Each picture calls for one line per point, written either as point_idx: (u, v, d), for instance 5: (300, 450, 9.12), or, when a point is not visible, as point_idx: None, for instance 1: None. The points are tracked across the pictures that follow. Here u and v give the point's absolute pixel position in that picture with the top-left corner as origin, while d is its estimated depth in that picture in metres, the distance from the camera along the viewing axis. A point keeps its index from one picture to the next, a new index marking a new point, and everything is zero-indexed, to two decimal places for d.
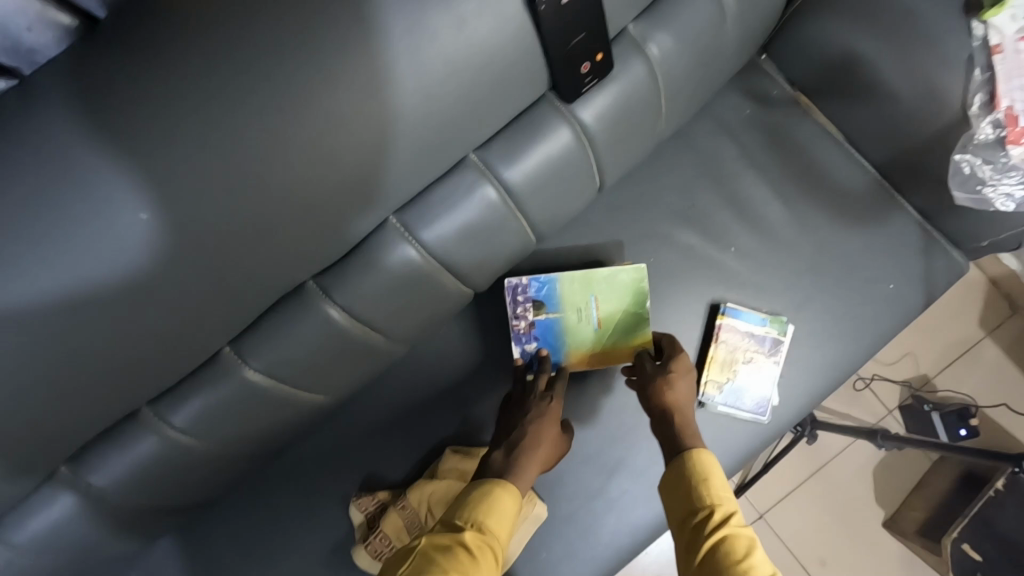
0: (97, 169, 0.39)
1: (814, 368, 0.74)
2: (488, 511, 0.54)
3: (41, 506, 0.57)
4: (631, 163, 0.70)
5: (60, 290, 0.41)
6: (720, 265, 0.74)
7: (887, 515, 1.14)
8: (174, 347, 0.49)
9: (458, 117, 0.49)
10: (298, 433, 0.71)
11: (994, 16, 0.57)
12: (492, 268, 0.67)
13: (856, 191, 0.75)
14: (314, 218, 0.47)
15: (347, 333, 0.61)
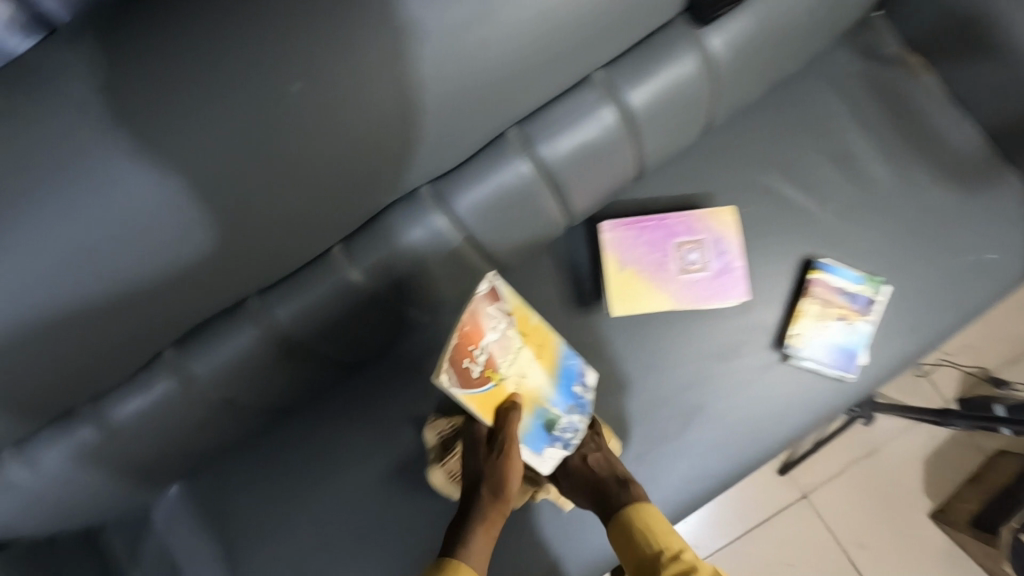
0: (280, 24, 0.41)
1: (905, 333, 0.72)
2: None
3: (150, 383, 0.59)
4: (738, 105, 0.70)
5: (226, 144, 0.42)
6: (817, 221, 0.73)
7: (936, 506, 1.13)
8: (303, 229, 0.50)
9: (605, 19, 0.50)
10: (383, 347, 0.72)
11: None
12: (593, 194, 0.67)
13: (962, 157, 0.74)
14: (462, 104, 0.48)
15: (452, 245, 0.62)
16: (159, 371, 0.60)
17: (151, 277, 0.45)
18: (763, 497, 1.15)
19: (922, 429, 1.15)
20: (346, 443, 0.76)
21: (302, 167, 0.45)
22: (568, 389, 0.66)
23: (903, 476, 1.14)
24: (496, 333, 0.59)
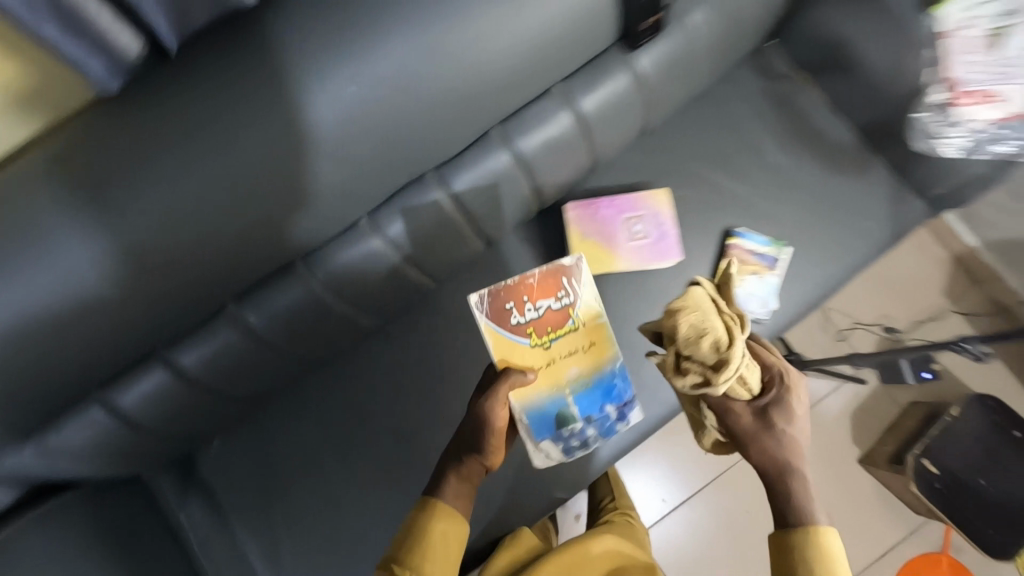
0: (327, 51, 0.60)
1: (803, 283, 0.93)
2: (421, 551, 0.66)
3: (217, 329, 0.77)
4: (668, 111, 0.91)
5: (291, 133, 0.61)
6: (734, 199, 0.94)
7: (863, 453, 1.32)
8: (341, 196, 0.70)
9: (557, 47, 0.71)
10: (396, 307, 0.90)
11: (939, 10, 0.78)
12: (558, 180, 0.87)
13: (842, 148, 0.96)
14: (453, 105, 0.69)
15: (450, 217, 0.82)
16: (217, 323, 0.77)
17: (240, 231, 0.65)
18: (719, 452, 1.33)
19: (848, 387, 1.35)
20: (367, 390, 0.95)
21: (343, 149, 0.65)
22: (603, 404, 0.85)
23: (835, 429, 1.33)
24: (559, 299, 0.81)
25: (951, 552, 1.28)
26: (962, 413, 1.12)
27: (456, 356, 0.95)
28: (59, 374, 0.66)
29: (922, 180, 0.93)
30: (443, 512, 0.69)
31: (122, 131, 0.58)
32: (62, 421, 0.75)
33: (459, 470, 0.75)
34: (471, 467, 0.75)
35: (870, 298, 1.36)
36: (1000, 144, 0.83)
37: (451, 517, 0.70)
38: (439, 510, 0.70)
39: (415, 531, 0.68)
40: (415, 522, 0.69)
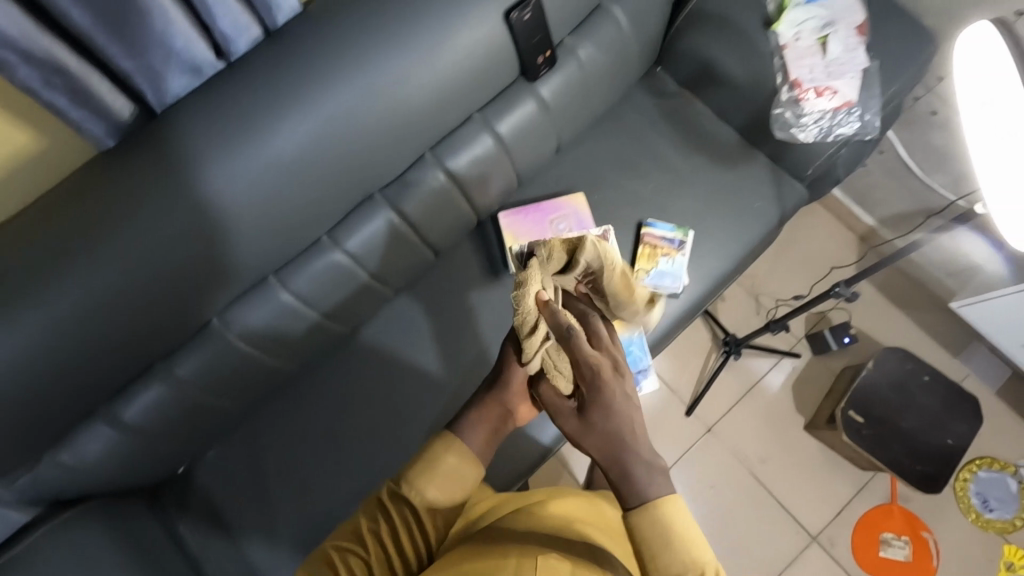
0: (281, 100, 0.78)
1: (706, 260, 1.10)
2: (426, 469, 0.69)
3: (203, 343, 0.90)
4: (576, 130, 1.09)
5: (256, 164, 0.78)
6: (641, 197, 1.11)
7: (808, 419, 1.45)
8: (303, 216, 0.86)
9: (468, 82, 0.89)
10: (361, 315, 1.04)
11: (777, 28, 1.02)
12: (490, 193, 1.04)
13: (727, 146, 1.14)
14: (388, 135, 0.86)
15: (399, 230, 0.97)
16: (205, 337, 0.90)
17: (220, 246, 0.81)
18: (677, 434, 1.44)
19: (787, 363, 1.49)
20: (343, 394, 1.06)
21: (301, 176, 0.82)
22: None
23: (779, 400, 1.47)
24: None
25: (900, 502, 1.39)
26: (875, 364, 1.27)
27: (416, 355, 1.08)
28: (73, 384, 0.79)
29: (794, 165, 1.11)
30: (456, 447, 0.71)
31: (122, 175, 0.74)
32: (74, 434, 0.86)
33: (479, 412, 0.74)
34: (490, 408, 0.74)
35: (791, 279, 1.52)
36: (844, 126, 1.01)
37: (465, 457, 0.71)
38: (457, 447, 0.71)
39: (427, 456, 0.71)
40: (430, 446, 0.71)
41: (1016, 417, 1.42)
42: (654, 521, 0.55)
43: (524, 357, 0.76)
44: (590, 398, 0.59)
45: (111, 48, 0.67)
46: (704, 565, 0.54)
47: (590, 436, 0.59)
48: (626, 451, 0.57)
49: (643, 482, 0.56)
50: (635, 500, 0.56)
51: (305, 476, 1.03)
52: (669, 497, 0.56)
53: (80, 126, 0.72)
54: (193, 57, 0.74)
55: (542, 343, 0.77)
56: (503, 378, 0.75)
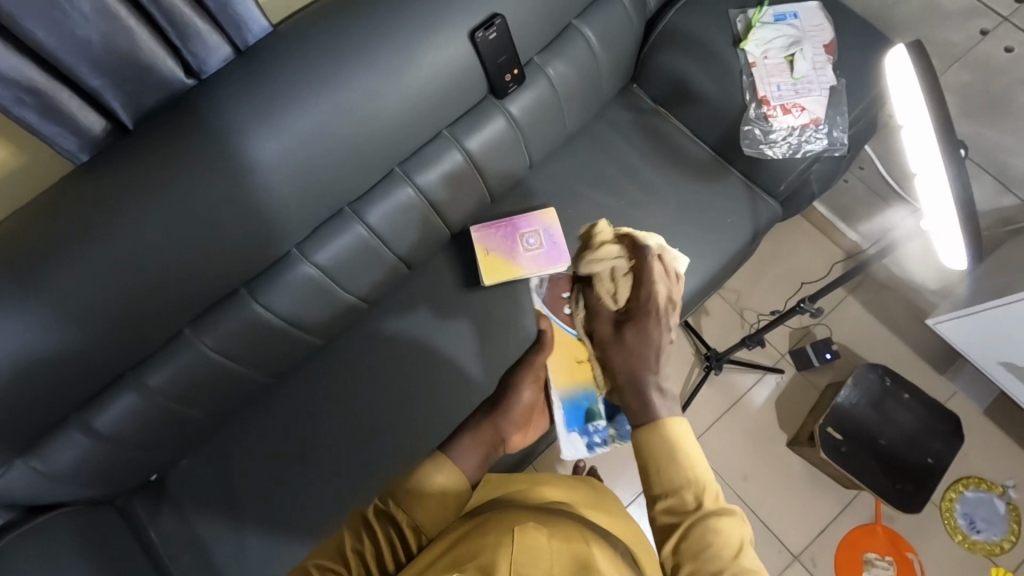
0: (246, 117, 0.79)
1: (677, 275, 1.11)
2: (416, 485, 0.70)
3: (174, 352, 0.92)
4: (548, 145, 1.12)
5: (222, 182, 0.80)
6: (613, 213, 1.13)
7: (790, 436, 1.43)
8: (272, 230, 0.88)
9: (435, 100, 0.91)
10: (334, 327, 1.06)
11: (745, 46, 1.04)
12: (461, 208, 1.06)
13: (699, 163, 1.16)
14: (356, 152, 0.88)
15: (369, 244, 0.99)
16: (177, 346, 0.92)
17: (188, 259, 0.83)
18: None
19: (770, 378, 1.48)
20: (316, 405, 1.08)
21: (269, 191, 0.84)
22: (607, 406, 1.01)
23: (762, 416, 1.46)
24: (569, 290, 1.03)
25: (885, 521, 1.37)
26: (855, 381, 1.30)
27: (388, 366, 1.09)
28: (42, 393, 0.81)
29: (767, 182, 1.12)
30: (446, 466, 0.74)
31: (90, 188, 0.77)
32: (47, 441, 0.88)
33: (473, 434, 0.86)
34: (485, 429, 0.89)
35: (774, 294, 1.52)
36: (812, 143, 1.03)
37: (452, 475, 0.74)
38: (446, 467, 0.74)
39: (417, 475, 0.72)
40: (420, 467, 0.74)
41: (1003, 436, 1.40)
42: (660, 444, 0.62)
43: (515, 396, 0.97)
44: (634, 322, 0.77)
45: (79, 67, 0.70)
46: (704, 483, 0.59)
47: (620, 352, 0.75)
48: (645, 374, 0.70)
49: (651, 406, 0.65)
50: (642, 419, 0.65)
51: (277, 486, 1.04)
52: (676, 420, 0.63)
53: (52, 141, 0.75)
54: (162, 75, 0.77)
55: (528, 384, 1.00)
56: (501, 406, 0.95)
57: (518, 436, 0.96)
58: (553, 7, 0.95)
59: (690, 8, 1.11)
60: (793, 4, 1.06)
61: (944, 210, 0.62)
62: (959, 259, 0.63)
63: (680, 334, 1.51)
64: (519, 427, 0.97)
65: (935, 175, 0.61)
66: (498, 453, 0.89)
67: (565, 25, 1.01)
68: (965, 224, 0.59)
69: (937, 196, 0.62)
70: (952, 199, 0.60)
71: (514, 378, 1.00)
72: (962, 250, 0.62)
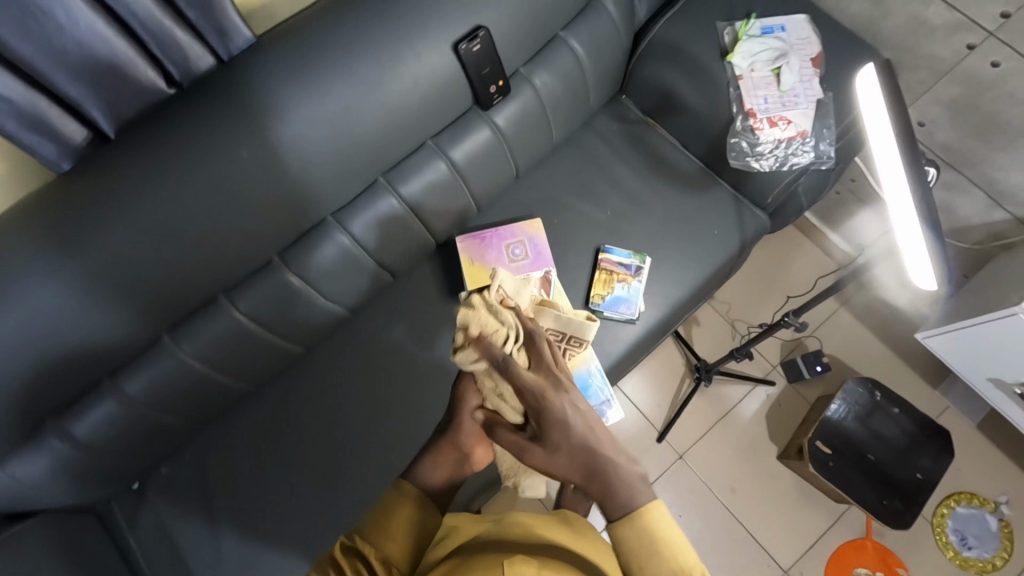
0: (226, 126, 0.79)
1: (663, 286, 1.10)
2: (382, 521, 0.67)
3: (153, 360, 0.92)
4: (535, 156, 1.12)
5: (201, 191, 0.80)
6: (600, 223, 1.13)
7: (780, 449, 1.42)
8: (252, 238, 0.88)
9: (418, 110, 0.91)
10: (317, 336, 1.05)
11: (732, 59, 1.04)
12: (446, 218, 1.06)
13: (687, 174, 1.16)
14: (337, 162, 0.88)
15: (352, 253, 0.99)
16: (156, 354, 0.92)
17: (167, 267, 0.83)
18: (647, 460, 1.43)
19: (761, 390, 1.47)
20: (300, 414, 1.07)
21: (248, 200, 0.84)
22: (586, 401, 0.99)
23: (751, 427, 1.45)
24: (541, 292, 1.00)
25: (874, 536, 1.35)
26: (844, 396, 1.30)
27: (372, 375, 1.08)
28: (19, 399, 0.80)
29: (754, 194, 1.12)
30: (409, 496, 0.70)
31: (69, 196, 0.76)
32: (24, 447, 0.87)
33: (434, 454, 0.76)
34: (444, 452, 0.77)
35: (765, 305, 1.52)
36: (799, 156, 1.02)
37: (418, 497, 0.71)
38: (409, 495, 0.70)
39: (383, 509, 0.69)
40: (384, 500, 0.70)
41: (996, 451, 1.39)
42: (637, 531, 0.55)
43: (463, 404, 0.79)
44: (545, 420, 0.62)
45: (57, 75, 0.70)
46: (692, 569, 0.53)
47: (560, 437, 0.61)
48: (597, 453, 0.59)
49: (626, 494, 0.57)
50: (619, 510, 0.56)
51: (257, 494, 1.03)
52: (654, 504, 0.56)
53: (33, 149, 0.75)
54: (143, 84, 0.76)
55: (480, 389, 0.80)
56: (454, 426, 0.79)
57: (483, 451, 0.80)
58: (538, 19, 0.95)
59: (678, 19, 1.10)
60: (780, 17, 1.07)
61: (908, 228, 0.62)
62: (927, 279, 0.62)
63: (671, 344, 1.51)
64: (484, 437, 0.81)
65: (898, 192, 0.61)
66: (464, 473, 0.79)
67: (551, 35, 1.01)
68: (931, 241, 0.59)
69: (902, 215, 0.62)
70: (918, 215, 0.60)
71: (460, 385, 0.81)
72: (930, 268, 0.61)
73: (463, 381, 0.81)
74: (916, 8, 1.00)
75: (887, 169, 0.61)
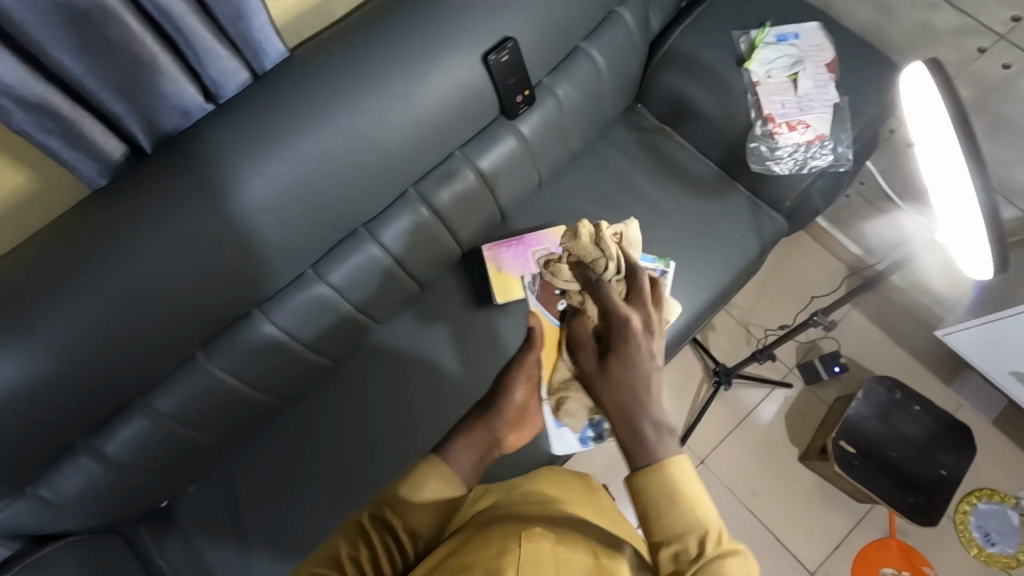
0: (263, 141, 0.80)
1: (687, 289, 1.12)
2: (409, 484, 0.72)
3: (186, 375, 0.91)
4: (556, 164, 1.14)
5: (238, 205, 0.80)
6: (622, 230, 1.15)
7: (801, 451, 1.43)
8: (287, 251, 0.88)
9: (448, 120, 0.92)
10: (346, 347, 1.05)
11: (749, 66, 1.07)
12: (471, 226, 1.07)
13: (705, 180, 1.18)
14: (370, 173, 0.89)
15: (383, 263, 1.00)
16: (190, 369, 0.91)
17: (204, 282, 0.83)
18: None
19: (779, 393, 1.48)
20: (328, 427, 1.06)
21: (284, 213, 0.84)
22: None
23: (771, 430, 1.45)
24: None
25: (898, 535, 1.36)
26: (864, 395, 1.31)
27: (401, 386, 1.08)
28: (55, 418, 0.80)
29: (772, 197, 1.14)
30: (438, 470, 0.74)
31: (108, 212, 0.76)
32: (56, 468, 0.86)
33: (468, 436, 0.83)
34: (478, 435, 0.85)
35: (779, 308, 1.53)
36: (818, 159, 1.05)
37: (448, 480, 0.74)
38: (438, 471, 0.74)
39: (411, 476, 0.73)
40: (414, 470, 0.74)
41: (1013, 446, 1.40)
42: (661, 482, 0.56)
43: (506, 395, 0.92)
44: (613, 349, 0.60)
45: (102, 92, 0.70)
46: (706, 526, 0.54)
47: (611, 390, 0.60)
48: (640, 413, 0.57)
49: (650, 444, 0.57)
50: (642, 458, 0.57)
51: (288, 510, 1.02)
52: (678, 459, 0.57)
53: (72, 166, 0.74)
54: (182, 100, 0.77)
55: (522, 384, 0.93)
56: (495, 404, 0.90)
57: (513, 437, 0.91)
58: (563, 30, 0.97)
59: (693, 29, 1.13)
60: (793, 25, 1.10)
61: (972, 219, 0.62)
62: (982, 267, 0.64)
63: (688, 349, 1.52)
64: (516, 426, 0.92)
65: (962, 183, 0.61)
66: (493, 454, 0.86)
67: (573, 46, 1.03)
68: (991, 233, 0.59)
69: (965, 207, 0.62)
70: (979, 209, 0.59)
71: (509, 374, 0.94)
72: (989, 260, 0.62)
73: (508, 374, 0.94)
74: (925, 14, 1.04)
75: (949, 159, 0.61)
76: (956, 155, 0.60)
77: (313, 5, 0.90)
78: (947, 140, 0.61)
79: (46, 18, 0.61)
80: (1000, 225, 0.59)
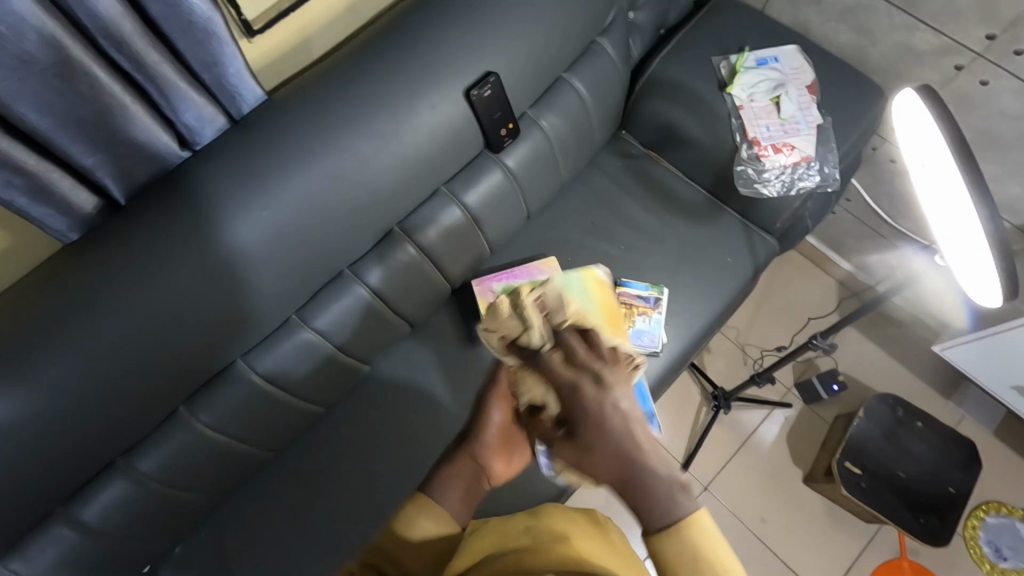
0: (239, 187, 0.77)
1: (683, 316, 1.11)
2: (404, 518, 0.70)
3: (168, 432, 0.87)
4: (545, 195, 1.13)
5: (216, 256, 0.77)
6: (615, 258, 1.14)
7: (805, 472, 1.40)
8: (271, 300, 0.85)
9: (434, 157, 0.91)
10: (337, 391, 1.02)
11: (732, 90, 1.07)
12: (461, 262, 1.06)
13: (694, 205, 1.18)
14: (354, 214, 0.86)
15: (372, 304, 0.98)
16: (171, 426, 0.87)
17: (185, 336, 0.79)
18: None
19: (779, 414, 1.46)
20: (320, 477, 1.02)
21: (264, 260, 0.81)
22: None
23: (774, 452, 1.43)
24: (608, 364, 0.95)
25: (910, 555, 1.33)
26: (867, 413, 1.31)
27: (394, 430, 1.05)
28: (27, 488, 0.75)
29: (762, 219, 1.14)
30: (431, 509, 0.71)
31: (80, 266, 0.72)
32: (27, 539, 0.81)
33: (450, 468, 0.77)
34: (461, 463, 0.78)
35: (774, 329, 1.52)
36: (805, 180, 1.06)
37: (438, 518, 0.71)
38: (431, 509, 0.71)
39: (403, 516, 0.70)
40: (405, 509, 0.71)
41: (1015, 458, 1.39)
42: (679, 546, 0.49)
43: (486, 419, 0.82)
44: (577, 425, 0.53)
45: (73, 146, 0.67)
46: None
47: (595, 460, 0.52)
48: (642, 477, 0.50)
49: (664, 504, 0.50)
50: (659, 524, 0.50)
51: (279, 567, 0.97)
52: (697, 511, 0.51)
53: (43, 222, 0.71)
54: (157, 148, 0.74)
55: (502, 405, 0.82)
56: (476, 430, 0.81)
57: (502, 464, 0.83)
58: (546, 61, 0.97)
59: (675, 55, 1.14)
60: (772, 49, 1.11)
61: (978, 242, 0.60)
62: (992, 294, 0.62)
63: (686, 374, 1.49)
64: (503, 452, 0.83)
65: (965, 207, 0.60)
66: (481, 489, 0.80)
67: (556, 78, 1.03)
68: (1000, 257, 0.57)
69: (972, 232, 0.61)
70: (983, 233, 0.58)
71: (486, 396, 0.83)
72: (999, 286, 0.60)
73: (488, 396, 0.83)
74: (902, 35, 1.05)
75: (953, 181, 0.60)
76: (957, 178, 0.60)
77: (294, 47, 0.89)
78: (947, 167, 0.61)
79: (11, 75, 0.58)
80: (1009, 249, 0.58)
